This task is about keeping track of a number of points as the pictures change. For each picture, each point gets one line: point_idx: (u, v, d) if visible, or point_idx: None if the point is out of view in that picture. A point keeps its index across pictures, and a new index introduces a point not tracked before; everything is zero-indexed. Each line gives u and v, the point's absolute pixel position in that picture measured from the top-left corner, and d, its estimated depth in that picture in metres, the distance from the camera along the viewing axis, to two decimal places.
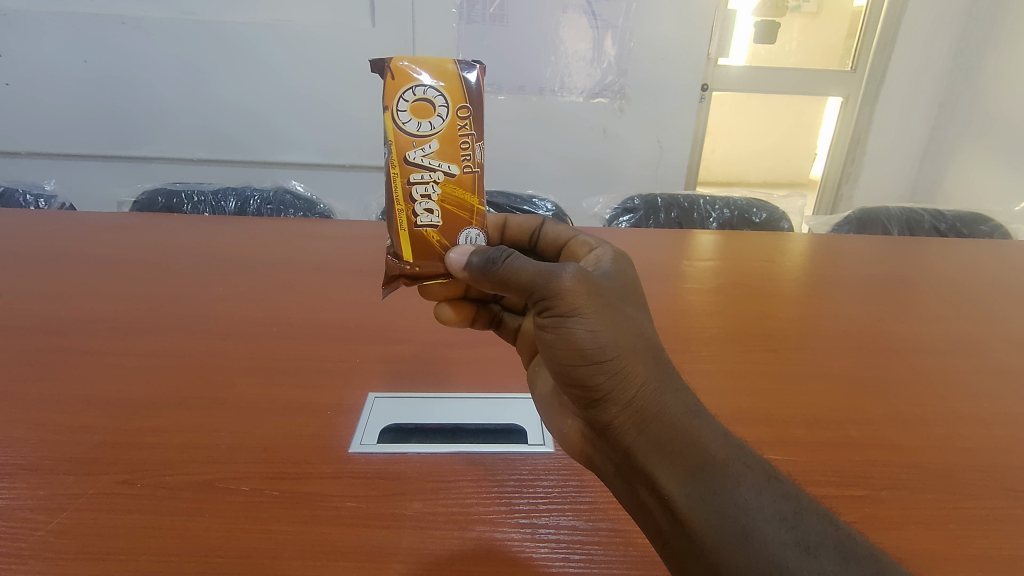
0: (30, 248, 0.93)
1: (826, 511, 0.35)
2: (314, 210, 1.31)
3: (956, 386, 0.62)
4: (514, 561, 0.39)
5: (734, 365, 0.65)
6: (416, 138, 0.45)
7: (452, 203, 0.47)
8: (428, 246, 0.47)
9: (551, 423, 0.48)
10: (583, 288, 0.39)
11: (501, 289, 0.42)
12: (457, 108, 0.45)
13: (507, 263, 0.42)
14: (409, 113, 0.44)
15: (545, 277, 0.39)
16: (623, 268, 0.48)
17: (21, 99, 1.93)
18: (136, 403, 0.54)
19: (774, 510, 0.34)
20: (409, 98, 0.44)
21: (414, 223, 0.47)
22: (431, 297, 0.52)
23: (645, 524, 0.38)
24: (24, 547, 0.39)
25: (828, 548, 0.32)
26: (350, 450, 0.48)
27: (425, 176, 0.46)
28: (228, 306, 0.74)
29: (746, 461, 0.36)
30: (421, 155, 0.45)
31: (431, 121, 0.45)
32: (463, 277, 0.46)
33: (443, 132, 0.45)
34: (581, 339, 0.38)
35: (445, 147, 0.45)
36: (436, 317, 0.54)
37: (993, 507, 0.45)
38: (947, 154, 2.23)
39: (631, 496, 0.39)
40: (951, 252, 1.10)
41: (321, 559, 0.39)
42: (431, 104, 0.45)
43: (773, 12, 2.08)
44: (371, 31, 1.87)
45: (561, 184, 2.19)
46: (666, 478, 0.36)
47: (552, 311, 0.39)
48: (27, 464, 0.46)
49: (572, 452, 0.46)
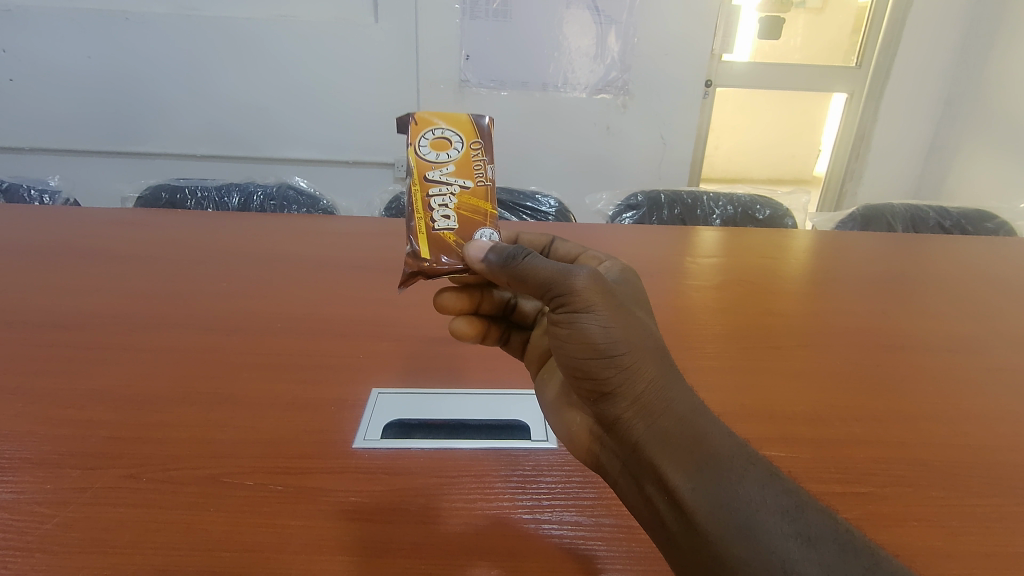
0: (35, 244, 0.93)
1: (825, 507, 0.36)
2: (318, 206, 1.31)
3: (956, 384, 0.63)
4: (517, 553, 0.40)
5: (737, 363, 0.65)
6: (435, 162, 0.48)
7: (468, 209, 0.48)
8: (446, 247, 0.48)
9: (557, 422, 0.48)
10: (596, 287, 0.40)
11: (516, 284, 0.43)
12: (471, 141, 0.48)
13: (526, 260, 0.42)
14: (429, 147, 0.48)
15: (561, 274, 0.40)
16: (630, 279, 0.49)
17: (25, 94, 1.94)
18: (141, 398, 0.54)
19: (775, 502, 0.34)
20: (429, 136, 0.48)
21: (431, 228, 0.48)
22: (445, 307, 0.53)
23: (651, 519, 0.38)
24: (31, 541, 0.39)
25: (828, 540, 0.33)
26: (355, 446, 0.49)
27: (442, 189, 0.48)
28: (232, 302, 0.75)
29: (750, 458, 0.37)
30: (439, 175, 0.48)
31: (448, 152, 0.48)
32: (480, 269, 0.46)
33: (459, 159, 0.48)
34: (594, 333, 0.39)
35: (461, 169, 0.48)
36: (452, 332, 0.54)
37: (993, 504, 0.46)
38: (951, 151, 2.23)
39: (637, 490, 0.40)
40: (954, 249, 1.10)
41: (326, 554, 0.39)
42: (446, 140, 0.48)
43: (778, 8, 2.07)
44: (375, 27, 1.88)
45: (564, 181, 2.20)
46: (671, 469, 0.36)
47: (566, 306, 0.40)
48: (34, 458, 0.46)
49: (578, 451, 0.46)
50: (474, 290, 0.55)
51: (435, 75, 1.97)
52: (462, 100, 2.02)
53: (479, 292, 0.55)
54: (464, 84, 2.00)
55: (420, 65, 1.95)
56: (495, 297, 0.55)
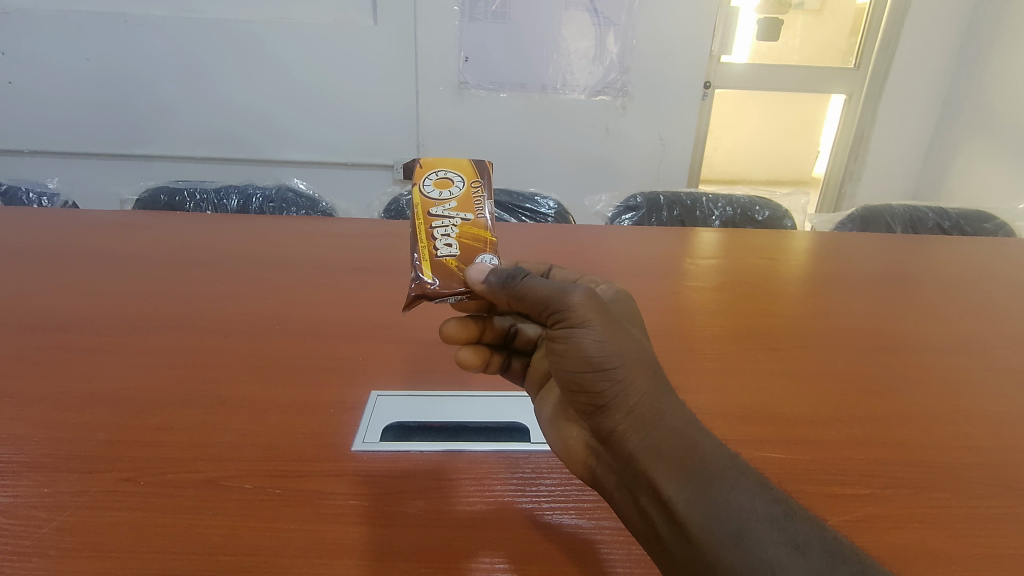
0: (33, 246, 0.92)
1: (814, 516, 0.35)
2: (317, 207, 1.31)
3: (960, 385, 0.62)
4: (519, 557, 0.39)
5: (738, 364, 0.65)
6: (438, 199, 0.50)
7: (469, 237, 0.50)
8: (450, 273, 0.48)
9: (553, 435, 0.47)
10: (592, 304, 0.40)
11: (515, 303, 0.44)
12: (471, 181, 0.51)
13: (524, 279, 0.43)
14: (433, 186, 0.50)
15: (557, 292, 0.41)
16: (625, 300, 0.49)
17: (24, 96, 1.93)
18: (140, 401, 0.54)
19: (765, 512, 0.34)
20: (432, 178, 0.51)
21: (435, 254, 0.49)
22: (450, 334, 0.51)
23: (644, 533, 0.38)
24: (28, 545, 0.39)
25: (817, 548, 0.32)
26: (354, 449, 0.48)
27: (445, 221, 0.49)
28: (230, 304, 0.74)
29: (741, 469, 0.36)
30: (442, 210, 0.50)
31: (450, 190, 0.51)
32: (481, 292, 0.46)
33: (461, 196, 0.51)
34: (588, 347, 0.39)
35: (463, 205, 0.50)
36: (457, 362, 0.52)
37: (998, 506, 0.45)
38: (950, 152, 2.22)
39: (631, 503, 0.39)
40: (956, 250, 1.09)
41: (324, 557, 0.38)
42: (449, 180, 0.51)
43: (777, 10, 2.07)
44: (374, 29, 1.88)
45: (562, 182, 2.19)
46: (664, 480, 0.36)
47: (562, 321, 0.40)
48: (31, 462, 0.46)
49: (575, 463, 0.44)
50: (478, 319, 0.53)
51: (433, 76, 1.97)
52: (460, 101, 2.01)
53: (482, 320, 0.53)
54: (462, 86, 1.99)
55: (419, 67, 1.95)
56: (499, 326, 0.54)
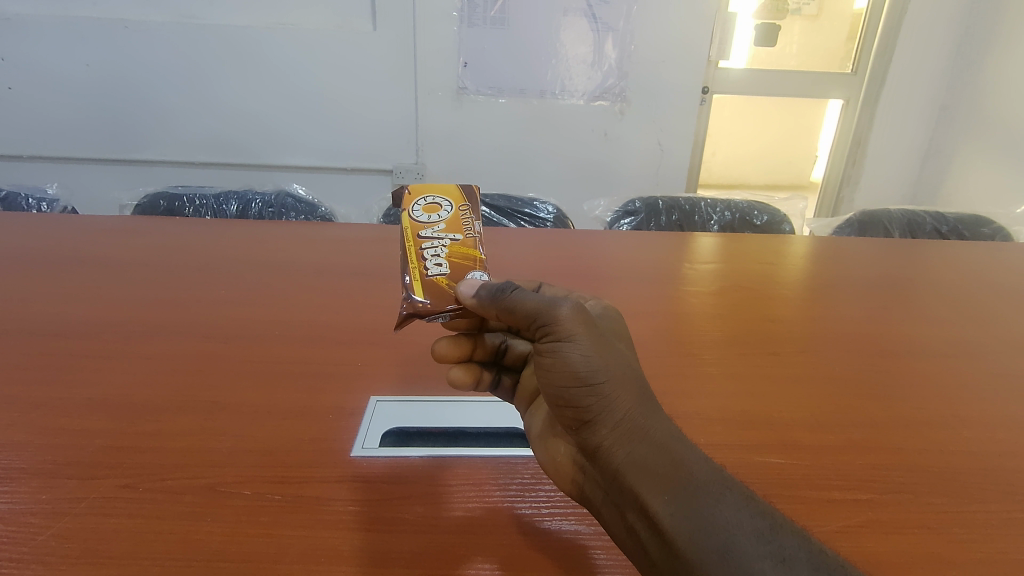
0: (33, 252, 0.93)
1: (800, 529, 0.36)
2: (316, 213, 1.31)
3: (959, 389, 0.63)
4: (516, 562, 0.39)
5: (736, 369, 0.65)
6: (427, 222, 0.51)
7: (459, 256, 0.50)
8: (441, 291, 0.48)
9: (540, 450, 0.47)
10: (580, 318, 0.41)
11: (504, 317, 0.44)
12: (459, 206, 0.53)
13: (515, 293, 0.43)
14: (421, 211, 0.52)
15: (546, 306, 0.41)
16: (613, 316, 0.49)
17: (23, 101, 1.94)
18: (140, 407, 0.54)
19: (750, 526, 0.34)
20: (422, 204, 0.52)
21: (425, 274, 0.49)
22: (440, 355, 0.52)
23: (633, 549, 0.38)
24: (26, 552, 0.39)
25: (802, 560, 0.33)
26: (353, 454, 0.49)
27: (435, 242, 0.50)
28: (229, 309, 0.74)
29: (726, 483, 0.37)
30: (431, 233, 0.51)
31: (439, 214, 0.52)
32: (471, 307, 0.46)
33: (449, 220, 0.52)
34: (575, 361, 0.40)
35: (452, 227, 0.52)
36: (449, 382, 0.52)
37: (997, 511, 0.45)
38: (948, 157, 2.22)
39: (619, 519, 0.39)
40: (956, 255, 1.10)
41: (323, 564, 0.39)
42: (437, 206, 0.53)
43: (773, 15, 2.09)
44: (373, 35, 1.88)
45: (562, 188, 2.19)
46: (650, 495, 0.36)
47: (550, 335, 0.41)
48: (30, 468, 0.46)
49: (562, 481, 0.44)
50: (469, 337, 0.53)
51: (433, 82, 1.97)
52: (460, 107, 2.02)
53: (473, 338, 0.53)
54: (462, 91, 2.00)
55: (418, 72, 1.95)
56: (489, 343, 0.54)
